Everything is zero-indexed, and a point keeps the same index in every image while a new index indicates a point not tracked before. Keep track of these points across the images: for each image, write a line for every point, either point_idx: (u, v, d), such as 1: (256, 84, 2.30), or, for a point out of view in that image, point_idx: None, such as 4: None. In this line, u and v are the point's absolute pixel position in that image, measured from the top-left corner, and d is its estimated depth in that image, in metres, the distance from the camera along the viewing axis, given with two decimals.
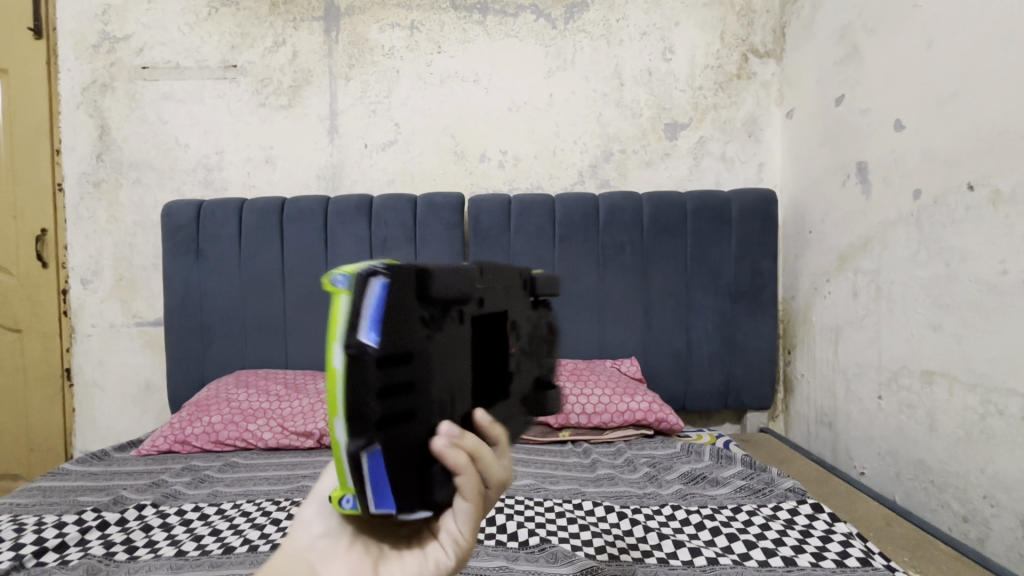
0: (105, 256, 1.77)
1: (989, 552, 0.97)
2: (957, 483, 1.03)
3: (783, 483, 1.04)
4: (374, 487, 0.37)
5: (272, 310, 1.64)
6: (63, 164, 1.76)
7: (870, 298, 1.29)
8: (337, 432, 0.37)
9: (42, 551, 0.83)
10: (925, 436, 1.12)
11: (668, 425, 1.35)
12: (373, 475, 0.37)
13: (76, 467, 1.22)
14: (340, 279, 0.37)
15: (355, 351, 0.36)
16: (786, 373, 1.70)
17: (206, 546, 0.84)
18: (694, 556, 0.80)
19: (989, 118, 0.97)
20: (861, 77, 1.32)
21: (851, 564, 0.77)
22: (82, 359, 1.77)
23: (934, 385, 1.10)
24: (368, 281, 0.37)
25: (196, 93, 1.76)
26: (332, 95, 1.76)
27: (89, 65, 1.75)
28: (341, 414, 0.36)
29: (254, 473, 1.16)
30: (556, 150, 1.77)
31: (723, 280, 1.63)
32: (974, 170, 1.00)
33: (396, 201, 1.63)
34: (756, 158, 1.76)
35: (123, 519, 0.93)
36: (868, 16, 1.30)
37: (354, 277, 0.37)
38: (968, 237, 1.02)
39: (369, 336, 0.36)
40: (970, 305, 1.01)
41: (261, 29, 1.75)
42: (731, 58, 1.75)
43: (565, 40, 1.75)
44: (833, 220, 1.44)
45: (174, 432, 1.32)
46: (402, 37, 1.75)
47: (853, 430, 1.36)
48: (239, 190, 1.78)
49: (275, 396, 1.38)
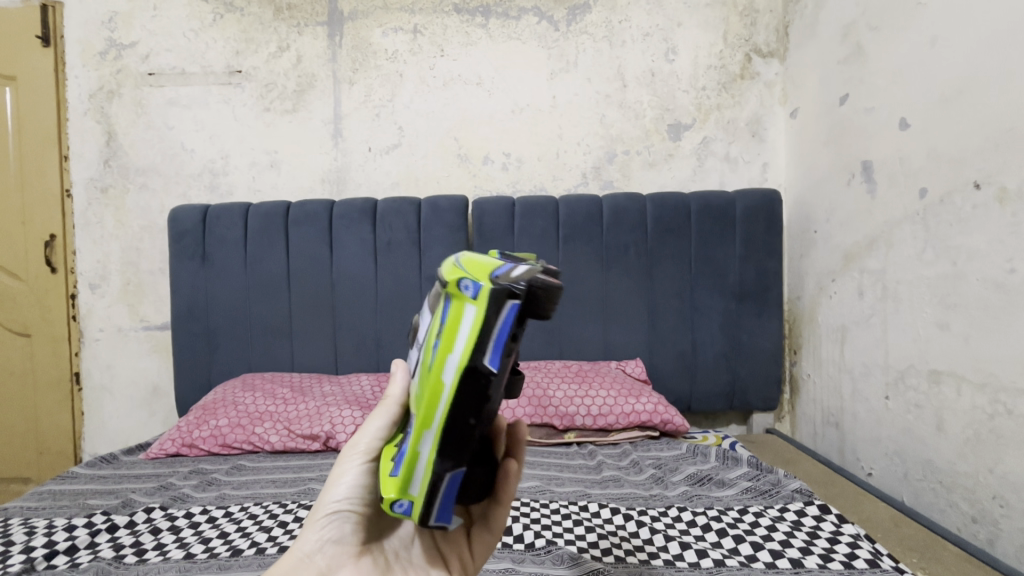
0: (113, 261, 1.78)
1: (999, 553, 0.96)
2: (967, 483, 1.03)
3: (790, 484, 1.04)
4: (442, 502, 0.40)
5: (278, 314, 1.65)
6: (71, 170, 1.78)
7: (876, 297, 1.28)
8: (429, 443, 0.40)
9: (53, 554, 0.84)
10: (933, 436, 1.11)
11: (674, 426, 1.35)
12: (444, 492, 0.40)
13: (86, 471, 1.23)
14: (473, 289, 0.40)
15: (476, 370, 0.38)
16: (791, 374, 1.69)
17: (214, 548, 0.84)
18: (701, 557, 0.80)
19: (995, 115, 0.96)
20: (865, 76, 1.32)
21: (859, 566, 0.77)
22: (91, 363, 1.79)
23: (941, 384, 1.09)
24: (501, 301, 0.39)
25: (201, 99, 1.78)
26: (336, 99, 1.77)
27: (96, 72, 1.77)
28: (436, 430, 0.39)
29: (261, 476, 1.17)
30: (560, 152, 1.77)
31: (728, 280, 1.62)
32: (980, 168, 1.00)
33: (400, 203, 1.64)
34: (760, 158, 1.75)
35: (132, 522, 0.94)
36: (872, 15, 1.29)
37: (492, 295, 0.39)
38: (975, 235, 1.01)
39: (492, 362, 0.39)
40: (978, 304, 1.00)
41: (265, 35, 1.76)
42: (734, 58, 1.74)
43: (568, 41, 1.75)
44: (838, 220, 1.44)
45: (181, 436, 1.33)
46: (405, 40, 1.76)
47: (860, 430, 1.35)
48: (245, 194, 1.79)
49: (280, 399, 1.39)
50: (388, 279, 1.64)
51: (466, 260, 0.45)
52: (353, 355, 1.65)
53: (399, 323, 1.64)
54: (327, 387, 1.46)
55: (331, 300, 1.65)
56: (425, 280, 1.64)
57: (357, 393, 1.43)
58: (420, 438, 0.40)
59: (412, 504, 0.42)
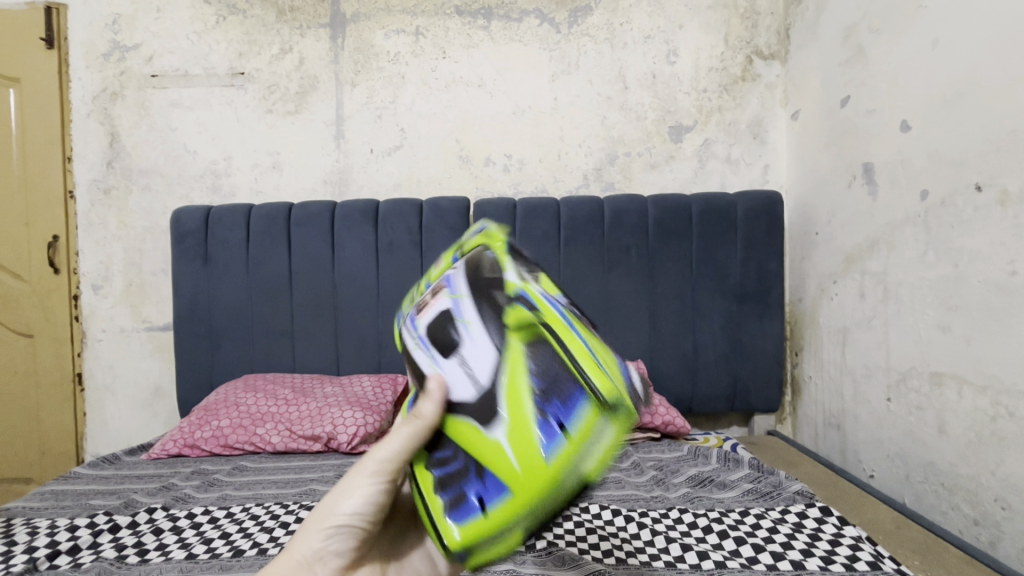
0: (116, 263, 1.79)
1: (1000, 555, 0.96)
2: (968, 485, 1.03)
3: (792, 486, 1.04)
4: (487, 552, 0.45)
5: (279, 315, 1.65)
6: (74, 172, 1.78)
7: (878, 299, 1.28)
8: (502, 508, 0.42)
9: (55, 554, 0.84)
10: (934, 438, 1.11)
11: (675, 428, 1.35)
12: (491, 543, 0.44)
13: (88, 471, 1.23)
14: (623, 409, 0.39)
15: (582, 478, 0.41)
16: (793, 375, 1.69)
17: (215, 549, 0.85)
18: (702, 559, 0.80)
19: (996, 118, 0.97)
20: (867, 78, 1.32)
21: (861, 568, 0.77)
22: (93, 364, 1.80)
23: (943, 386, 1.09)
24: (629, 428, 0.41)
25: (204, 100, 1.78)
26: (338, 101, 1.78)
27: (99, 74, 1.78)
28: (517, 505, 0.42)
29: (263, 477, 1.17)
30: (561, 153, 1.77)
31: (729, 282, 1.62)
32: (981, 170, 1.00)
33: (402, 205, 1.64)
34: (761, 160, 1.76)
35: (134, 522, 0.94)
36: (873, 17, 1.29)
37: (629, 426, 0.40)
38: (977, 237, 1.01)
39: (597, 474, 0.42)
40: (979, 306, 1.00)
41: (268, 37, 1.77)
42: (735, 60, 1.75)
43: (570, 43, 1.76)
44: (840, 221, 1.44)
45: (183, 436, 1.33)
46: (407, 42, 1.76)
47: (861, 432, 1.35)
48: (247, 195, 1.79)
49: (282, 399, 1.39)
50: (390, 280, 1.64)
51: (602, 348, 0.42)
52: (354, 356, 1.65)
53: None
54: (328, 387, 1.46)
55: (333, 301, 1.65)
56: None
57: (359, 394, 1.43)
58: (498, 502, 0.42)
59: (455, 546, 0.45)
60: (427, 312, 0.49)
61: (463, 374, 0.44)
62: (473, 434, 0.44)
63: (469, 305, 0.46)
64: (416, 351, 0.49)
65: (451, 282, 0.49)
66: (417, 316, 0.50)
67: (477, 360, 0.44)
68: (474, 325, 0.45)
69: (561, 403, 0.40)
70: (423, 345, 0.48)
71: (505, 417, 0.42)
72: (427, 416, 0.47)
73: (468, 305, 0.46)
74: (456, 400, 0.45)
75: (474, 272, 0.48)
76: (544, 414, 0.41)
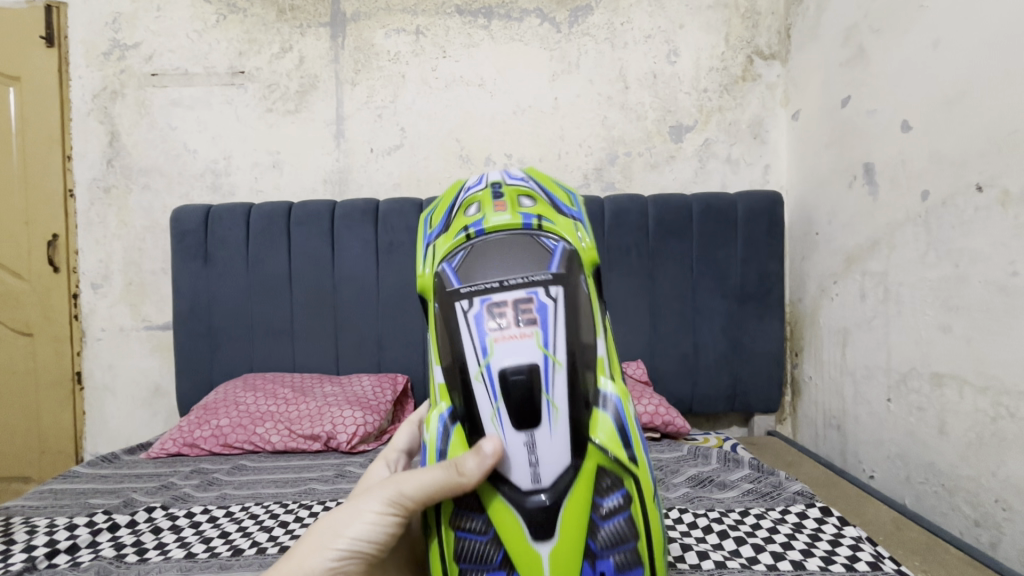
0: (115, 261, 1.79)
1: (1001, 556, 0.96)
2: (969, 486, 1.02)
3: (791, 486, 1.04)
4: None
5: (279, 314, 1.65)
6: (74, 170, 1.78)
7: (878, 300, 1.28)
8: None
9: (54, 553, 0.84)
10: (935, 439, 1.11)
11: (675, 428, 1.35)
12: None
13: (87, 470, 1.23)
14: None
15: None
16: (793, 376, 1.69)
17: (214, 548, 0.84)
18: (702, 560, 0.80)
19: (997, 118, 0.96)
20: (867, 78, 1.32)
21: (861, 568, 0.77)
22: (93, 363, 1.79)
23: (943, 387, 1.09)
24: None
25: (204, 99, 1.78)
26: (339, 100, 1.77)
27: (99, 72, 1.77)
28: None
29: (262, 476, 1.17)
30: (561, 153, 1.77)
31: (730, 282, 1.62)
32: (982, 171, 1.00)
33: (402, 204, 1.64)
34: (761, 160, 1.75)
35: (133, 521, 0.94)
36: (874, 17, 1.29)
37: None
38: (978, 238, 1.01)
39: None
40: (980, 307, 1.00)
41: (268, 36, 1.77)
42: (736, 60, 1.75)
43: (570, 43, 1.76)
44: (840, 222, 1.44)
45: (182, 435, 1.33)
46: (407, 42, 1.76)
47: (862, 433, 1.35)
48: (247, 194, 1.79)
49: (282, 399, 1.39)
50: (389, 279, 1.64)
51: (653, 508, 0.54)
52: (354, 356, 1.65)
53: (401, 323, 1.64)
54: (328, 386, 1.46)
55: (333, 301, 1.65)
56: None
57: (358, 393, 1.43)
58: None
59: None
60: (508, 341, 0.53)
61: (526, 462, 0.51)
62: (516, 528, 0.50)
63: (563, 385, 0.53)
64: (477, 383, 0.53)
65: (544, 329, 0.54)
66: (489, 329, 0.54)
67: (545, 457, 0.51)
68: (559, 414, 0.52)
69: (613, 551, 0.50)
70: (488, 381, 0.52)
71: (558, 537, 0.49)
72: (468, 474, 0.50)
73: (561, 384, 0.53)
74: (509, 481, 0.51)
75: (574, 334, 0.55)
76: (597, 553, 0.50)
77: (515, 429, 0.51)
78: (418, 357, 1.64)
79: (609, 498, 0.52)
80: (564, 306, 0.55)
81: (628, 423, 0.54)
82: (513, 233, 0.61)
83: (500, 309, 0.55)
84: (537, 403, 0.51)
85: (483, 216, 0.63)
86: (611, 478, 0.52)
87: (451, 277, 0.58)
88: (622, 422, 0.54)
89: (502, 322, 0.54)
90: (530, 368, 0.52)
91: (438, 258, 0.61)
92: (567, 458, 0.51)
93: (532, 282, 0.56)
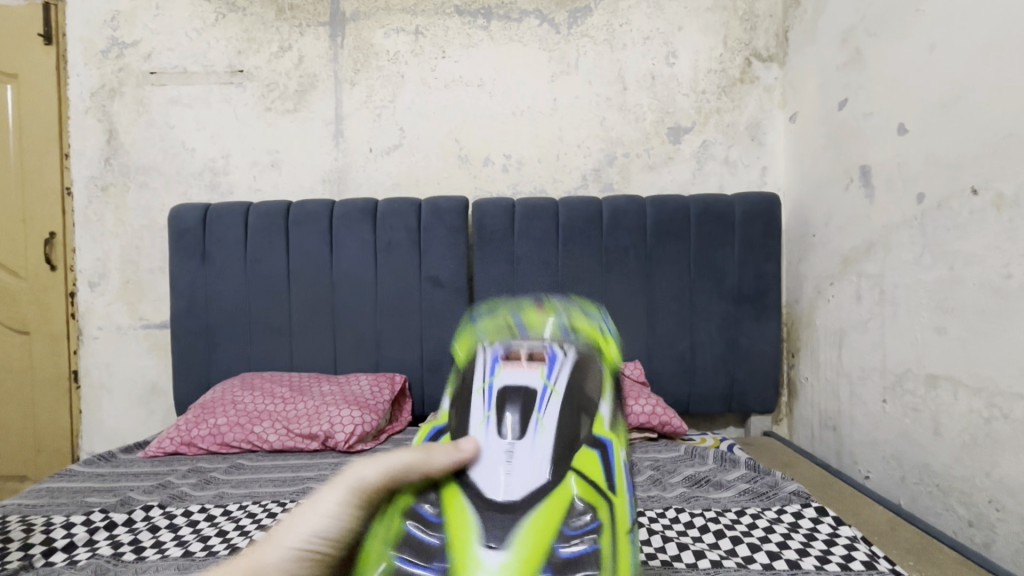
0: (113, 260, 1.78)
1: (995, 556, 0.97)
2: (963, 487, 1.03)
3: (787, 486, 1.04)
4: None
5: (277, 313, 1.65)
6: (72, 169, 1.78)
7: (874, 301, 1.29)
8: None
9: (51, 551, 0.84)
10: (930, 440, 1.12)
11: (672, 428, 1.36)
12: None
13: (84, 468, 1.23)
14: None
15: None
16: (790, 377, 1.70)
17: (212, 547, 0.85)
18: (699, 558, 0.80)
19: (992, 122, 0.97)
20: (864, 81, 1.33)
21: (856, 567, 0.77)
22: (89, 361, 1.79)
23: (938, 389, 1.09)
24: None
25: (203, 98, 1.78)
26: (337, 100, 1.78)
27: (98, 70, 1.77)
28: None
29: (260, 475, 1.17)
30: (560, 154, 1.77)
31: (727, 283, 1.63)
32: (977, 174, 1.01)
33: (400, 204, 1.64)
34: (759, 162, 1.76)
35: (130, 519, 0.94)
36: (871, 20, 1.30)
37: None
38: (972, 240, 1.02)
39: None
40: (975, 309, 1.01)
41: (268, 34, 1.77)
42: (734, 62, 1.75)
43: (569, 44, 1.76)
44: (837, 224, 1.45)
45: (179, 434, 1.33)
46: (407, 42, 1.76)
47: (857, 434, 1.36)
48: (245, 193, 1.79)
49: (280, 398, 1.39)
50: (388, 279, 1.64)
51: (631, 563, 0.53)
52: (352, 355, 1.65)
53: (399, 323, 1.64)
54: (325, 385, 1.46)
55: (331, 300, 1.65)
56: (424, 280, 1.64)
57: (356, 393, 1.43)
58: None
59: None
60: (515, 368, 0.62)
61: (500, 471, 0.54)
62: (469, 530, 0.50)
63: (556, 410, 0.59)
64: (478, 395, 0.61)
65: (549, 366, 0.62)
66: (503, 360, 0.64)
67: (518, 467, 0.55)
68: (543, 432, 0.57)
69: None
70: (487, 396, 0.61)
71: (512, 550, 0.49)
72: (437, 460, 0.54)
73: (555, 409, 0.59)
74: (477, 480, 0.54)
75: (578, 381, 0.62)
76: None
77: (500, 437, 0.57)
78: (416, 357, 1.64)
79: (580, 524, 0.52)
80: (573, 359, 0.63)
81: (616, 462, 0.58)
82: (552, 339, 0.66)
83: (515, 353, 0.64)
84: (527, 418, 0.58)
85: (531, 316, 0.70)
86: (585, 506, 0.54)
87: (490, 348, 0.66)
88: (611, 465, 0.57)
89: (514, 359, 0.63)
90: (528, 391, 0.60)
91: (479, 338, 0.68)
92: (545, 475, 0.54)
93: (549, 341, 0.66)
